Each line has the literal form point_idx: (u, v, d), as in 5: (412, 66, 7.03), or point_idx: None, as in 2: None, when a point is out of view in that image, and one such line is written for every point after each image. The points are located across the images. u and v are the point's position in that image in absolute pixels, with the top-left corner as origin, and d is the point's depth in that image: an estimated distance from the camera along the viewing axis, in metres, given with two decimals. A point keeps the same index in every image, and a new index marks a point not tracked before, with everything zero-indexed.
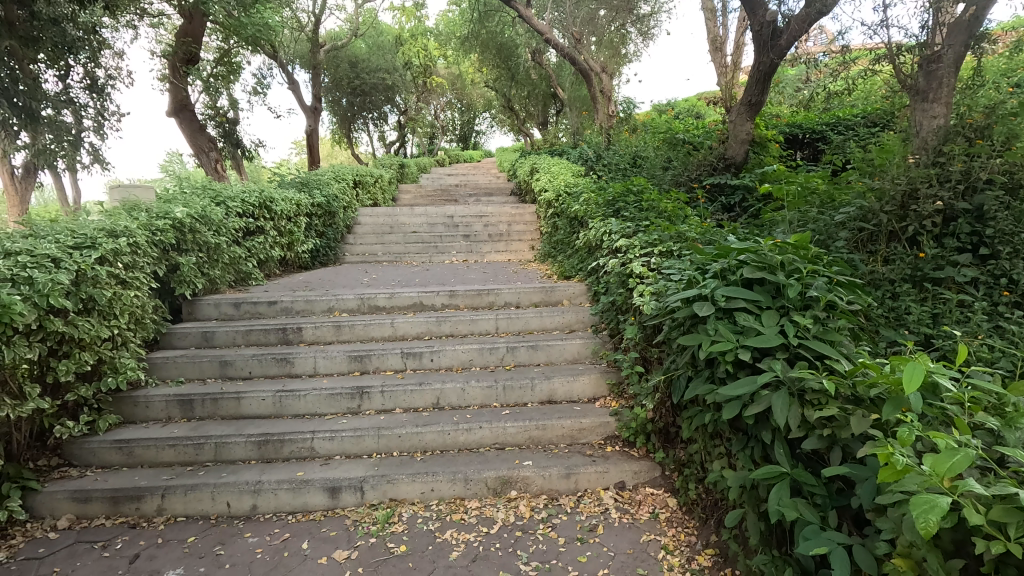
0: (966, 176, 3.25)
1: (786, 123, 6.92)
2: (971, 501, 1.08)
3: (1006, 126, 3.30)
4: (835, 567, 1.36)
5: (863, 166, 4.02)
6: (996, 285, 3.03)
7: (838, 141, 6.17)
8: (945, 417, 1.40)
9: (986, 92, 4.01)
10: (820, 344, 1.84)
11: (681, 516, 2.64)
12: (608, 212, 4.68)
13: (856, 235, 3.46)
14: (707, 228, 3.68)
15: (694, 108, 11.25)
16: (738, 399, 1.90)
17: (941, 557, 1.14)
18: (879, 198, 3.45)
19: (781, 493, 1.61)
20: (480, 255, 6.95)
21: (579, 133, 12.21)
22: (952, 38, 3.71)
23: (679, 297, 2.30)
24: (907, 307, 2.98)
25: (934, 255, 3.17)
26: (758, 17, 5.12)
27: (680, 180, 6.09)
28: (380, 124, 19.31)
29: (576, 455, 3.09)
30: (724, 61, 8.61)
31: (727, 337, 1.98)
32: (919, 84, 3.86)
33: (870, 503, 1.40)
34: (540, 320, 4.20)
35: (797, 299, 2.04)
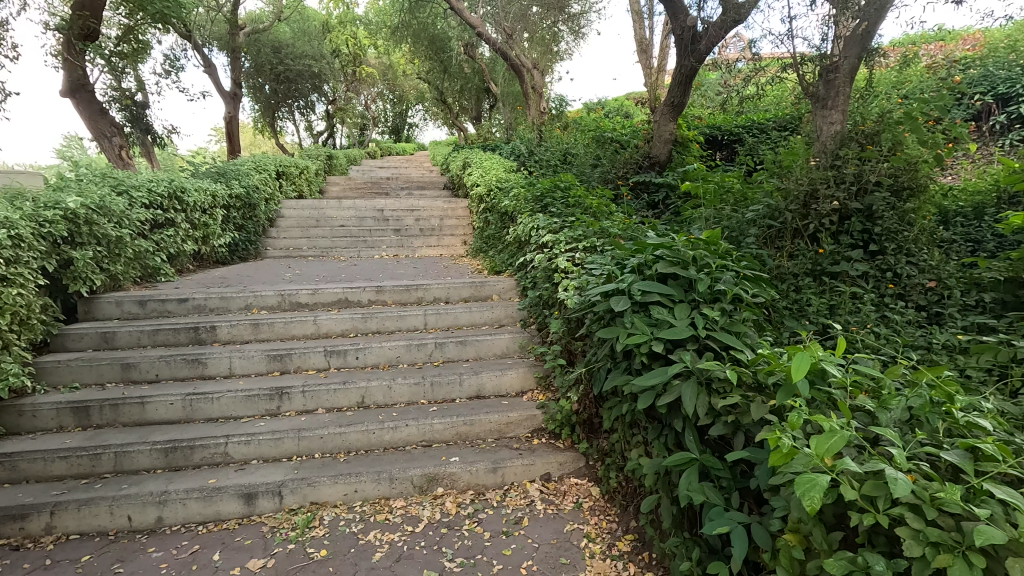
0: (859, 178, 3.54)
1: (706, 125, 7.26)
2: (847, 478, 1.17)
3: (893, 133, 3.61)
4: (735, 546, 1.45)
5: (772, 167, 4.29)
6: (883, 278, 3.34)
7: (752, 143, 6.54)
8: (831, 401, 1.51)
9: (877, 101, 4.37)
10: (726, 335, 1.94)
11: (603, 505, 2.72)
12: (537, 207, 4.74)
13: (765, 231, 3.69)
14: (629, 225, 3.80)
15: (623, 107, 11.59)
16: (652, 389, 1.97)
17: (824, 532, 1.23)
18: (785, 197, 3.69)
19: (690, 479, 1.69)
20: (411, 249, 6.82)
21: (512, 129, 12.28)
22: (848, 50, 4.02)
23: (599, 291, 2.36)
24: (808, 299, 3.20)
25: (832, 251, 3.44)
26: (680, 21, 5.33)
27: (607, 177, 6.24)
28: (307, 114, 18.49)
29: (503, 449, 3.10)
30: (650, 62, 8.90)
31: (642, 330, 2.05)
32: (820, 91, 4.15)
33: (767, 483, 1.49)
34: (469, 315, 4.18)
35: (706, 292, 2.15)
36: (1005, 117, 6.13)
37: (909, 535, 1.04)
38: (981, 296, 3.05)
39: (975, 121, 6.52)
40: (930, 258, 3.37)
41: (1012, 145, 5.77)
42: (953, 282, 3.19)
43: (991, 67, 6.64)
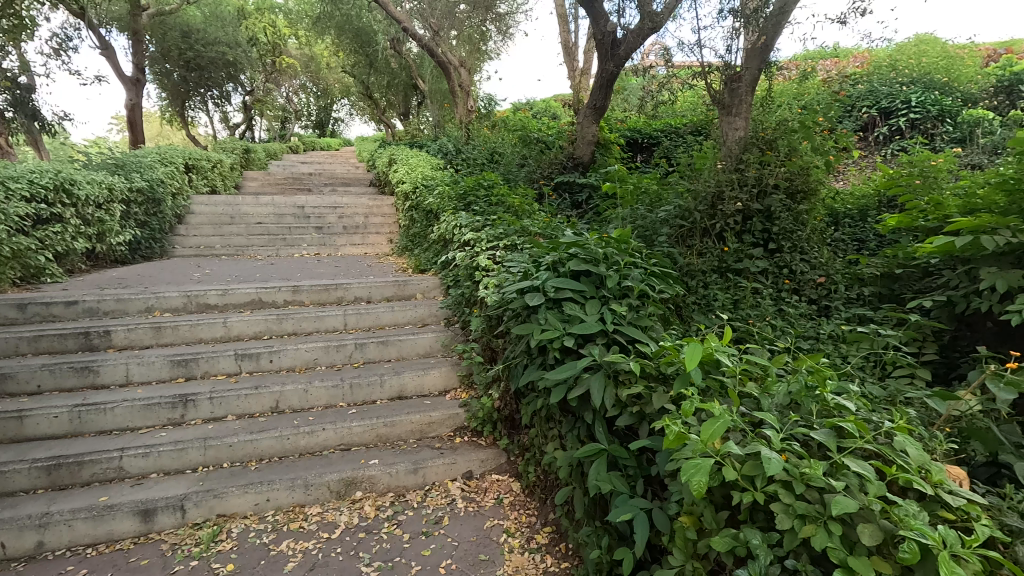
0: (759, 181, 3.80)
1: (627, 128, 7.53)
2: (731, 460, 1.25)
3: (789, 140, 3.90)
4: (636, 531, 1.51)
5: (684, 169, 4.51)
6: (781, 274, 3.60)
7: (668, 147, 6.85)
8: (722, 388, 1.62)
9: (777, 109, 4.70)
10: (632, 329, 2.03)
11: (523, 499, 2.75)
12: (460, 206, 4.73)
13: (677, 230, 3.87)
14: (550, 224, 3.88)
15: (551, 109, 11.78)
16: (564, 383, 2.02)
17: (713, 511, 1.31)
18: (695, 198, 3.90)
19: (599, 469, 1.75)
20: (333, 248, 6.58)
21: (440, 127, 12.17)
22: (749, 62, 4.34)
23: (514, 288, 2.39)
24: (714, 294, 3.40)
25: (736, 249, 3.67)
26: (600, 27, 5.48)
27: (533, 177, 6.32)
28: (222, 104, 17.40)
29: (424, 449, 3.07)
30: (575, 65, 9.10)
31: (555, 326, 2.10)
32: (725, 99, 4.42)
33: (666, 469, 1.57)
34: (391, 315, 4.10)
35: (615, 288, 2.24)
36: (887, 129, 6.79)
37: (781, 509, 1.13)
38: (861, 290, 3.34)
39: (863, 132, 7.17)
40: (820, 256, 3.68)
41: (892, 154, 6.40)
42: (839, 278, 3.49)
43: (875, 83, 7.33)
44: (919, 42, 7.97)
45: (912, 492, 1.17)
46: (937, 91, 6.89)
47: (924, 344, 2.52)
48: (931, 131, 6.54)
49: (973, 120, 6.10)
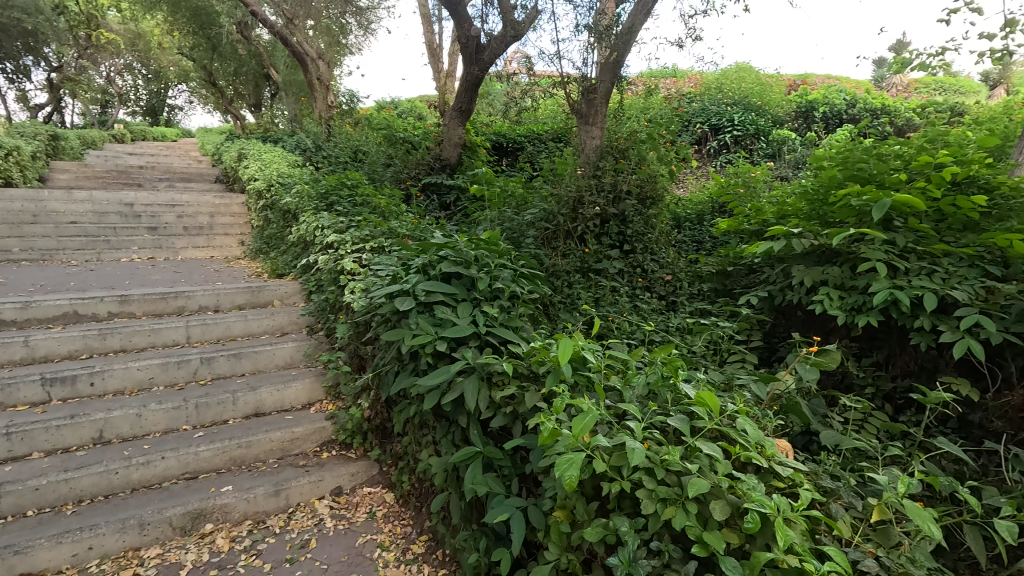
0: (615, 187, 4.09)
1: (493, 132, 7.70)
2: (600, 452, 1.31)
3: (638, 150, 4.26)
4: (513, 531, 1.52)
5: (547, 174, 4.69)
6: (635, 273, 3.90)
7: (532, 152, 7.11)
8: (589, 383, 1.71)
9: (628, 121, 5.10)
10: (504, 331, 2.06)
11: (397, 510, 2.66)
12: (321, 206, 4.46)
13: (542, 232, 4.02)
14: (418, 226, 3.80)
15: (416, 109, 11.62)
16: (437, 388, 1.99)
17: (585, 503, 1.37)
18: (558, 203, 4.09)
19: (474, 472, 1.74)
20: (171, 250, 5.81)
21: (297, 121, 11.39)
22: (603, 75, 4.65)
23: (382, 292, 2.30)
24: (578, 293, 3.57)
25: (596, 250, 3.90)
26: (463, 30, 5.50)
27: (399, 177, 6.16)
28: (18, 81, 14.54)
29: (286, 468, 2.83)
30: (439, 66, 9.08)
31: (426, 330, 2.06)
32: (583, 108, 4.68)
33: (540, 467, 1.61)
34: (244, 325, 3.73)
35: (486, 290, 2.26)
36: (717, 144, 7.77)
37: (645, 495, 1.21)
38: (701, 286, 3.72)
39: (697, 145, 8.07)
40: (667, 256, 4.04)
41: (721, 166, 7.29)
42: (682, 275, 3.85)
43: (707, 103, 8.29)
44: (739, 69, 9.18)
45: (751, 467, 1.32)
46: (754, 113, 7.99)
47: (752, 332, 2.89)
48: (750, 146, 7.57)
49: (780, 139, 7.17)
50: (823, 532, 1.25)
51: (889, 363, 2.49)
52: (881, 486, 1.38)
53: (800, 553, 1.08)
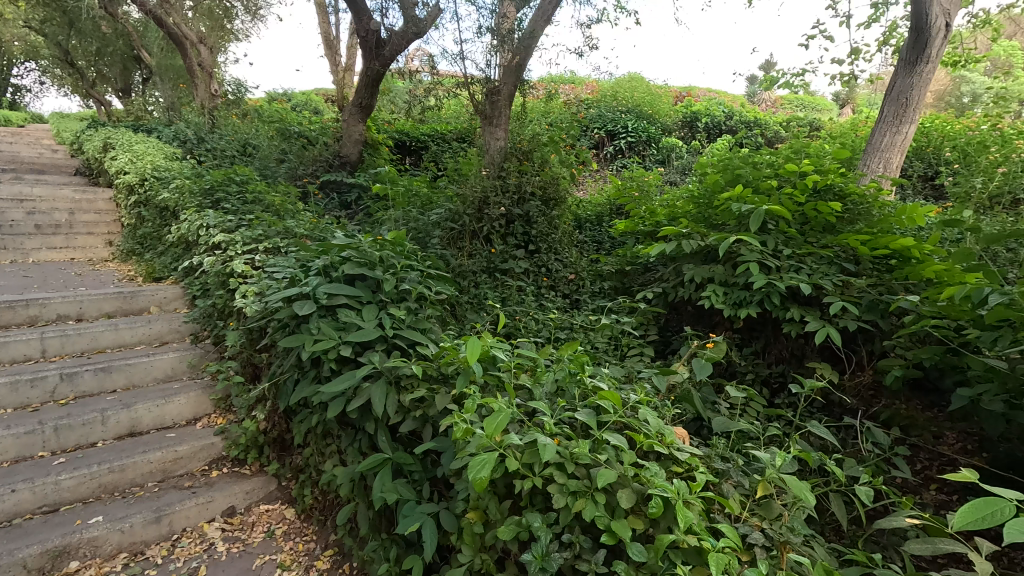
0: (519, 189, 4.16)
1: (395, 130, 7.54)
2: (512, 450, 1.33)
3: (541, 153, 4.36)
4: (425, 537, 1.50)
5: (452, 174, 4.67)
6: (540, 273, 3.99)
7: (435, 151, 7.04)
8: (499, 383, 1.72)
9: (530, 124, 5.22)
10: (411, 333, 2.01)
11: (299, 526, 2.51)
12: (206, 202, 4.11)
13: (448, 232, 3.98)
14: (317, 225, 3.62)
15: (311, 102, 11.07)
16: (342, 395, 1.90)
17: (498, 502, 1.38)
18: (463, 203, 4.08)
19: (384, 480, 1.69)
20: (19, 251, 5.02)
21: (174, 110, 10.38)
22: (505, 78, 4.73)
23: (279, 296, 2.16)
24: (485, 293, 3.58)
25: (501, 251, 3.95)
26: (362, 23, 5.32)
27: (295, 174, 5.82)
28: None
29: (169, 491, 2.56)
30: (337, 59, 8.72)
31: (329, 335, 1.96)
32: (486, 110, 4.71)
33: (451, 469, 1.60)
34: (115, 335, 3.34)
35: (393, 292, 2.20)
36: (613, 149, 8.16)
37: (556, 489, 1.24)
38: (602, 284, 3.85)
39: (595, 149, 8.43)
40: (570, 256, 4.17)
41: (618, 170, 7.67)
42: (584, 274, 3.99)
43: (603, 109, 8.69)
44: (632, 79, 9.71)
45: (653, 454, 1.40)
46: (645, 120, 8.50)
47: (648, 328, 3.06)
48: (643, 152, 8.05)
49: (670, 146, 7.69)
50: (716, 511, 1.35)
51: (766, 352, 2.75)
52: (762, 463, 1.52)
53: (698, 532, 1.16)
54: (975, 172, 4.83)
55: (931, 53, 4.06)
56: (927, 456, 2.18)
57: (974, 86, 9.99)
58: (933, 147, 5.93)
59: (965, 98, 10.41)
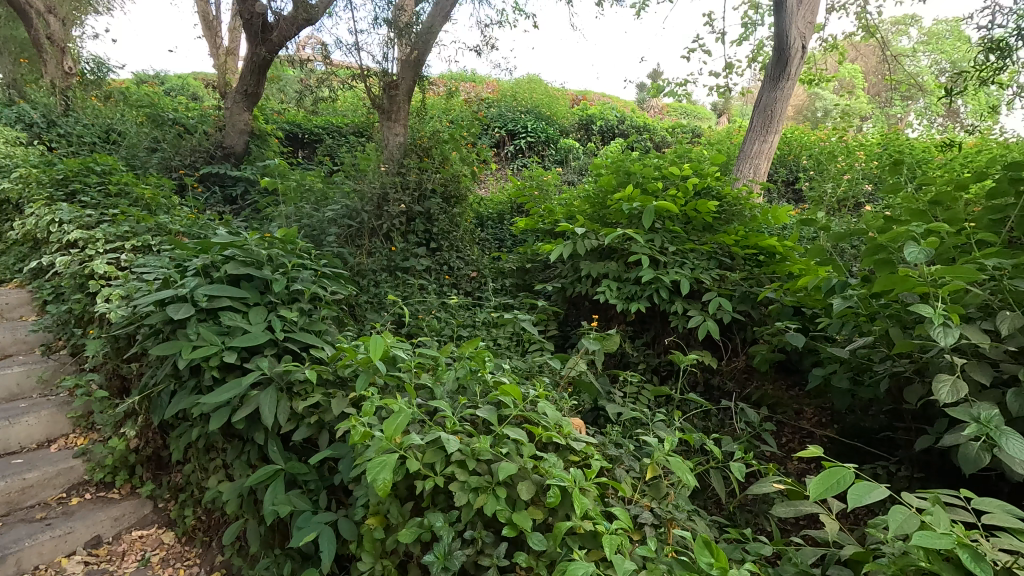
0: (419, 185, 4.11)
1: (285, 121, 7.11)
2: (412, 451, 1.30)
3: (442, 150, 4.32)
4: (322, 548, 1.43)
5: (348, 169, 4.49)
6: (442, 271, 3.96)
7: (331, 145, 6.74)
8: (400, 383, 1.69)
9: (431, 120, 5.15)
10: (305, 335, 1.91)
11: (180, 550, 2.26)
12: (59, 195, 3.62)
13: (344, 230, 3.83)
14: (194, 221, 3.30)
15: (188, 87, 10.13)
16: (226, 405, 1.76)
17: (399, 505, 1.35)
18: (360, 199, 3.94)
19: (275, 492, 1.60)
20: None
21: (15, 87, 9.01)
22: (404, 72, 4.64)
23: (150, 299, 1.95)
24: (385, 292, 3.47)
25: (402, 249, 3.87)
26: (246, 5, 4.95)
27: (169, 164, 5.29)
28: None
29: (17, 525, 2.22)
30: (218, 41, 8.05)
31: (210, 340, 1.81)
32: (384, 104, 4.59)
33: (350, 475, 1.54)
34: None
35: (283, 293, 2.07)
36: (514, 148, 8.30)
37: (458, 487, 1.24)
38: (504, 281, 3.88)
39: (496, 148, 8.50)
40: (472, 254, 4.18)
41: (519, 169, 7.79)
42: (486, 271, 4.01)
43: (503, 109, 8.78)
44: (530, 80, 9.91)
45: (552, 445, 1.44)
46: (544, 121, 8.72)
47: (548, 323, 3.15)
48: (542, 152, 8.27)
49: (567, 147, 7.95)
50: (611, 495, 1.42)
51: (655, 342, 2.94)
52: (652, 447, 1.62)
53: (593, 516, 1.21)
54: (826, 179, 5.49)
55: (791, 71, 4.55)
56: (790, 430, 2.45)
57: (824, 102, 11.36)
58: (792, 155, 6.66)
59: (818, 113, 11.81)
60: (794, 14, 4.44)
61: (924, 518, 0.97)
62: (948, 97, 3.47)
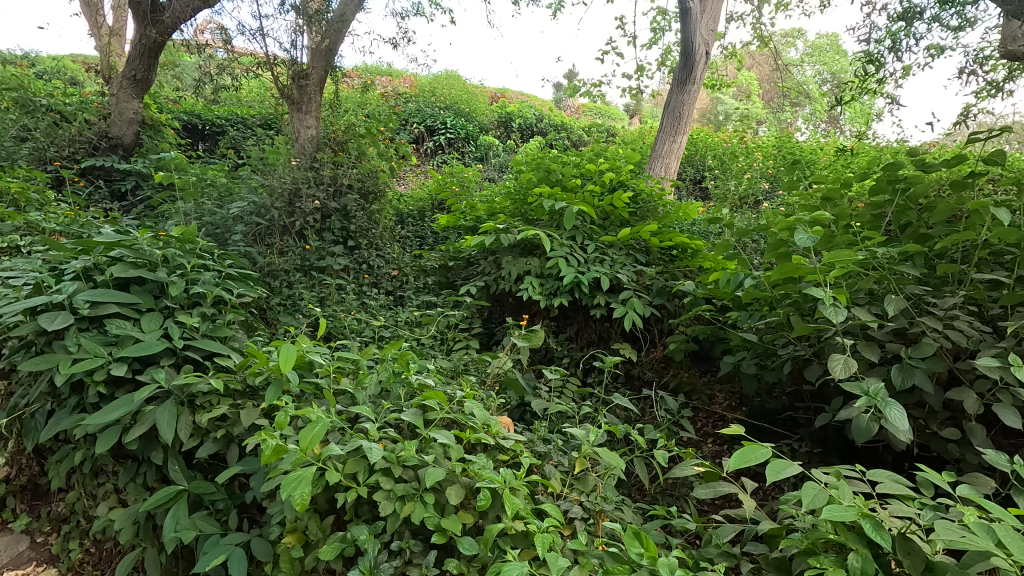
0: (334, 181, 3.92)
1: (182, 110, 6.56)
2: (332, 463, 1.23)
3: (357, 143, 4.16)
4: (233, 573, 1.30)
5: (256, 163, 4.21)
6: (360, 270, 3.81)
7: (235, 137, 6.30)
8: (317, 390, 1.59)
9: (345, 113, 4.95)
10: (208, 342, 1.75)
11: None
12: None
13: (252, 228, 3.58)
14: (74, 219, 2.95)
15: (66, 70, 9.08)
16: (116, 423, 1.58)
17: (319, 520, 1.26)
18: (269, 194, 3.70)
19: (178, 516, 1.45)
20: None
21: None
22: (315, 61, 4.43)
23: (17, 308, 1.71)
24: (299, 294, 3.27)
25: (317, 247, 3.67)
26: None
27: (42, 156, 4.70)
28: None
29: None
30: (100, 20, 7.28)
31: (95, 351, 1.62)
32: (294, 94, 4.37)
33: (263, 492, 1.43)
34: None
35: (182, 297, 1.89)
36: (433, 144, 8.16)
37: (383, 496, 1.18)
38: (426, 279, 3.79)
39: (415, 144, 8.32)
40: (392, 252, 4.06)
41: (438, 165, 7.67)
42: (408, 270, 3.90)
43: (421, 104, 8.61)
44: (449, 76, 9.82)
45: (480, 446, 1.41)
46: (463, 118, 8.66)
47: (472, 320, 3.12)
48: (462, 149, 8.21)
49: (487, 144, 7.93)
50: (541, 492, 1.41)
51: (578, 335, 2.99)
52: (579, 441, 1.64)
53: (524, 516, 1.20)
54: (730, 177, 5.85)
55: (696, 76, 4.80)
56: (705, 415, 2.58)
57: (725, 105, 12.12)
58: (698, 155, 7.05)
59: (719, 117, 12.59)
60: (698, 22, 4.69)
61: (831, 492, 1.04)
62: (833, 104, 3.80)
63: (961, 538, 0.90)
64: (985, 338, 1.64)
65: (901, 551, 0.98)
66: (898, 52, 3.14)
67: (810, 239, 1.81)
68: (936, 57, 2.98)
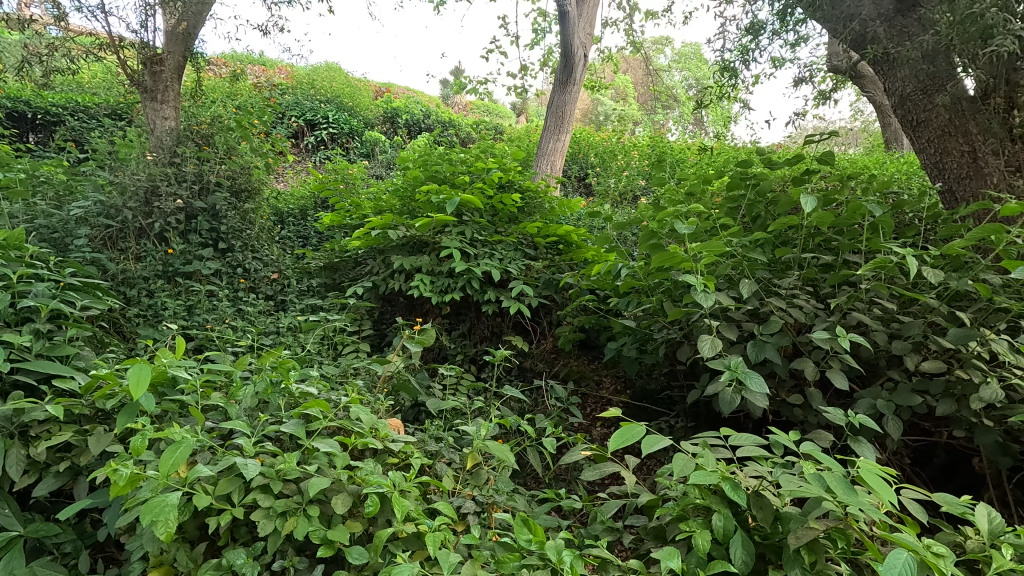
0: (199, 178, 3.56)
1: (4, 95, 5.62)
2: (200, 486, 1.13)
3: (225, 136, 3.82)
4: None
5: (102, 158, 3.72)
6: (235, 274, 3.51)
7: (76, 128, 5.53)
8: (182, 408, 1.45)
9: (210, 103, 4.53)
10: (43, 363, 1.52)
11: None
12: None
13: (100, 232, 3.17)
14: None
15: None
16: None
17: (189, 549, 1.15)
18: (121, 193, 3.30)
19: (13, 563, 1.23)
20: None
21: None
22: (171, 46, 4.02)
23: None
24: (162, 302, 2.95)
25: (181, 251, 3.34)
26: None
27: None
28: None
29: None
30: None
31: None
32: (145, 81, 3.90)
33: (119, 527, 1.28)
34: None
35: (7, 313, 1.62)
36: (314, 139, 7.76)
37: (262, 515, 1.11)
38: (310, 282, 3.59)
39: (294, 139, 7.83)
40: (270, 254, 3.79)
41: (320, 161, 7.31)
42: (289, 273, 3.67)
43: (299, 97, 8.15)
44: (329, 69, 9.40)
45: (368, 451, 1.38)
46: (346, 112, 8.30)
47: (361, 323, 3.00)
48: (346, 145, 7.90)
49: (372, 140, 7.70)
50: (433, 491, 1.40)
51: (470, 332, 3.00)
52: (471, 437, 1.65)
53: (415, 517, 1.18)
54: (610, 175, 6.19)
55: (576, 77, 4.99)
56: (593, 400, 2.71)
57: (604, 106, 12.77)
58: (581, 153, 7.37)
59: (600, 117, 13.25)
60: (575, 25, 4.88)
61: (698, 461, 1.14)
62: (698, 107, 4.14)
63: (800, 488, 1.03)
64: (818, 314, 1.89)
65: (754, 507, 1.10)
66: (749, 62, 3.49)
67: (679, 233, 1.96)
68: (778, 68, 3.36)
